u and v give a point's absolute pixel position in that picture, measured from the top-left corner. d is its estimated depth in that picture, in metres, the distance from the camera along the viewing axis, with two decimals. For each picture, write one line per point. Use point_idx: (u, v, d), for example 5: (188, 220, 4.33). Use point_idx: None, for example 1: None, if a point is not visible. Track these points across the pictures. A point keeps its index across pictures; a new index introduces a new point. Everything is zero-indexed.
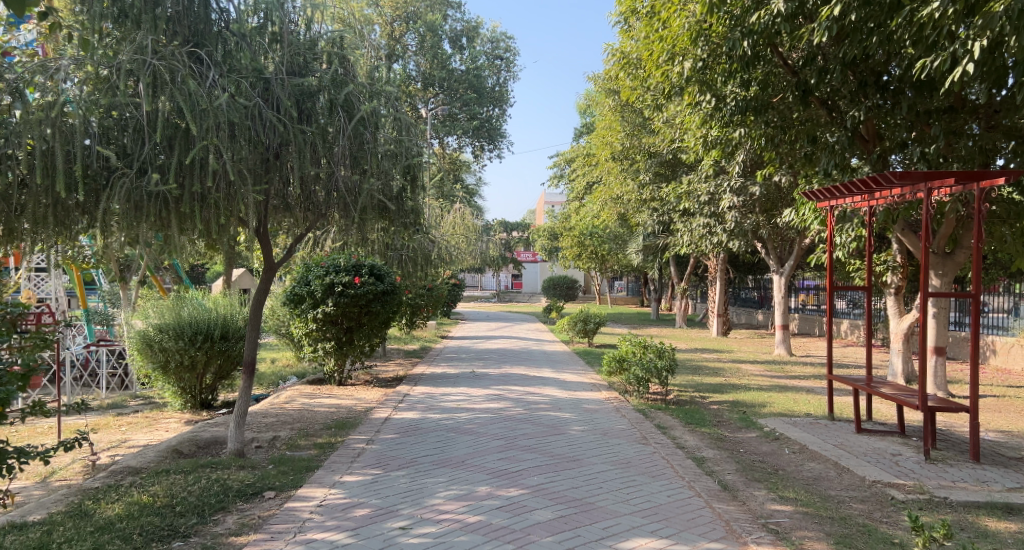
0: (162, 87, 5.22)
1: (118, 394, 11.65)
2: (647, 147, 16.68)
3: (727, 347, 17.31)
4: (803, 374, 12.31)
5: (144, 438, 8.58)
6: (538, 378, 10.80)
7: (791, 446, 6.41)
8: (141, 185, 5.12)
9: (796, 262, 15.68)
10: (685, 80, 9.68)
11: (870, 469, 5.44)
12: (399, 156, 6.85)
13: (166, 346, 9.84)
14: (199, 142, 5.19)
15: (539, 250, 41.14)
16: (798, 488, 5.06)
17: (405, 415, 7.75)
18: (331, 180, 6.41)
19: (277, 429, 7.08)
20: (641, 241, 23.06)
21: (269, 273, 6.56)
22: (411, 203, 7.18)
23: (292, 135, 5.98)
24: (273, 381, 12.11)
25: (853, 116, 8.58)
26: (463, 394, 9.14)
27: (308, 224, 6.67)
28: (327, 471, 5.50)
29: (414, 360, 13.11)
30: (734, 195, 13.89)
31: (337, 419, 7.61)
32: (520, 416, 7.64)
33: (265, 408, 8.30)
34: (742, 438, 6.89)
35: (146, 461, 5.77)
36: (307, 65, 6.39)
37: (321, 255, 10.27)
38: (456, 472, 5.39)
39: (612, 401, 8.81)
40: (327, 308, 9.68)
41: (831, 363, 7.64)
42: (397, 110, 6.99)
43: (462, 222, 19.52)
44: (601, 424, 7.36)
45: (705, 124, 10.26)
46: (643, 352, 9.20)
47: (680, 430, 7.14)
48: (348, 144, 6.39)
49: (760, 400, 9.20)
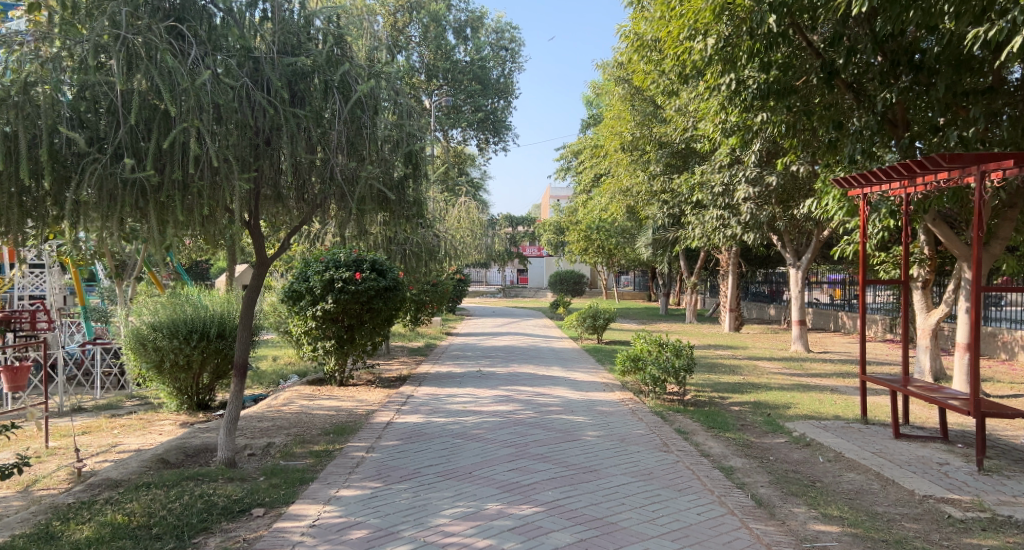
0: (138, 64, 4.78)
1: (113, 394, 11.21)
2: (657, 137, 16.18)
3: (741, 343, 16.79)
4: (824, 372, 11.83)
5: (135, 442, 8.14)
6: (549, 377, 10.35)
7: (825, 454, 5.94)
8: (116, 171, 4.65)
9: (814, 255, 15.16)
10: (705, 61, 9.23)
11: (919, 481, 4.98)
12: (401, 143, 6.37)
13: (160, 345, 9.41)
14: (179, 125, 4.73)
15: (546, 245, 40.71)
16: (842, 504, 4.60)
17: (409, 419, 7.29)
18: (326, 168, 5.94)
19: (271, 435, 6.63)
20: (651, 234, 22.53)
21: (262, 268, 6.09)
22: (414, 195, 6.65)
23: (283, 119, 5.51)
24: (273, 381, 11.69)
25: (884, 98, 8.24)
26: (470, 395, 8.69)
27: (303, 216, 6.18)
28: (322, 484, 5.04)
29: (418, 358, 12.69)
30: (749, 185, 13.36)
31: (336, 423, 7.15)
32: (530, 420, 7.17)
33: (261, 411, 7.85)
34: (771, 444, 6.41)
35: (127, 473, 5.30)
36: (301, 44, 5.92)
37: (321, 250, 9.87)
38: (463, 486, 4.93)
39: (627, 402, 8.34)
40: (326, 305, 9.21)
41: (865, 364, 7.16)
42: (398, 95, 6.49)
43: (468, 216, 19.05)
44: (618, 428, 6.89)
45: (725, 107, 9.82)
46: (659, 351, 8.69)
47: (702, 435, 6.66)
48: (345, 129, 5.93)
49: (784, 401, 8.72)
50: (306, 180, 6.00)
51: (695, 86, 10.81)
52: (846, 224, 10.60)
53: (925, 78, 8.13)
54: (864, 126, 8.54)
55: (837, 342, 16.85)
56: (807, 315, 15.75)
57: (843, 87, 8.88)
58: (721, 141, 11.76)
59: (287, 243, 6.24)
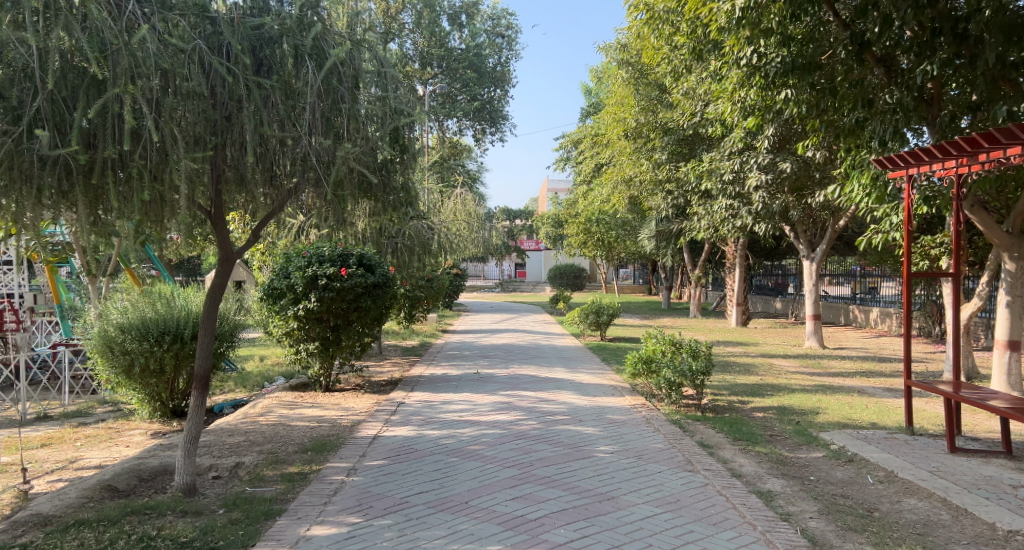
0: (58, 16, 3.96)
1: (84, 400, 10.38)
2: (663, 122, 15.38)
3: (750, 339, 16.04)
4: (845, 371, 11.06)
5: (97, 456, 7.32)
6: (552, 378, 9.61)
7: (874, 473, 5.16)
8: (32, 147, 3.85)
9: (829, 247, 14.32)
10: (727, 30, 8.51)
11: (997, 512, 4.23)
12: (387, 119, 5.53)
13: (128, 348, 8.61)
14: (112, 91, 3.96)
15: (544, 239, 39.94)
16: (915, 544, 3.84)
17: (398, 432, 6.51)
18: (298, 147, 5.11)
19: (241, 454, 5.83)
20: (654, 226, 21.84)
21: (227, 264, 5.26)
22: (401, 180, 5.90)
23: (245, 90, 4.72)
24: (258, 382, 10.96)
25: (924, 71, 7.58)
26: (467, 402, 7.91)
27: (276, 203, 5.35)
28: (292, 519, 4.26)
29: (412, 359, 11.91)
30: (761, 172, 12.58)
31: (316, 437, 6.37)
32: (535, 433, 6.40)
33: (234, 424, 7.03)
34: (808, 460, 5.66)
35: (62, 505, 4.48)
36: (268, 4, 5.11)
37: (305, 243, 9.08)
38: (459, 522, 4.17)
39: (640, 409, 7.57)
40: (309, 304, 8.44)
41: (910, 369, 6.38)
42: (384, 67, 5.68)
43: (464, 208, 18.24)
44: (633, 442, 6.11)
45: (744, 84, 9.07)
46: (674, 353, 7.92)
47: (730, 450, 5.90)
48: (320, 102, 5.13)
49: (809, 406, 7.96)
50: (276, 163, 5.17)
51: (710, 63, 10.05)
52: (874, 212, 9.83)
53: (970, 48, 7.40)
54: (897, 102, 7.96)
55: (851, 336, 16.16)
56: (821, 309, 15.00)
57: (871, 62, 8.29)
58: (736, 125, 10.97)
59: (257, 234, 5.36)
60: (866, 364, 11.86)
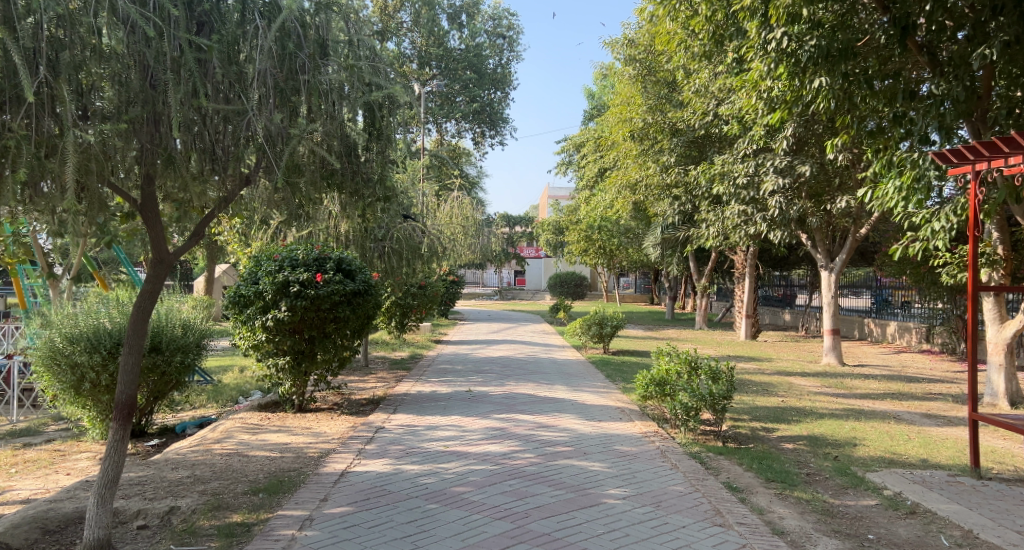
0: None
1: (36, 417, 9.40)
2: (672, 121, 14.45)
3: (763, 354, 15.04)
4: (872, 392, 10.08)
5: (27, 487, 6.34)
6: (552, 398, 8.63)
7: (949, 532, 4.20)
8: None
9: (849, 256, 13.25)
10: (755, 8, 7.50)
11: None
12: (356, 94, 4.57)
13: (77, 361, 7.60)
14: None
15: (544, 247, 39.01)
16: None
17: (370, 467, 5.52)
18: (245, 125, 4.12)
19: (181, 494, 4.87)
20: (659, 233, 20.93)
21: (163, 266, 4.22)
22: (377, 171, 4.93)
23: (174, 52, 3.80)
24: (231, 397, 9.97)
25: (980, 57, 6.65)
26: (456, 427, 6.94)
27: (227, 195, 4.29)
28: None
29: (399, 374, 10.93)
30: (778, 176, 11.59)
31: (274, 473, 5.40)
32: (531, 470, 5.42)
33: (183, 453, 6.05)
34: (860, 510, 4.69)
35: None
36: None
37: (276, 247, 8.13)
38: None
39: (652, 439, 6.60)
40: (278, 314, 7.44)
41: (976, 399, 5.41)
42: (357, 36, 4.75)
43: (461, 212, 17.20)
44: (649, 483, 5.13)
45: (771, 72, 8.10)
46: (691, 376, 6.97)
47: (764, 495, 4.94)
48: (272, 69, 4.17)
49: (843, 436, 7.00)
50: (218, 144, 4.14)
51: (730, 51, 9.11)
52: (910, 218, 8.87)
53: None
54: (946, 93, 7.01)
55: (869, 352, 15.23)
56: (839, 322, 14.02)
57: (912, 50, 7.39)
58: (754, 121, 10.04)
59: (200, 232, 4.30)
60: (895, 385, 10.84)
